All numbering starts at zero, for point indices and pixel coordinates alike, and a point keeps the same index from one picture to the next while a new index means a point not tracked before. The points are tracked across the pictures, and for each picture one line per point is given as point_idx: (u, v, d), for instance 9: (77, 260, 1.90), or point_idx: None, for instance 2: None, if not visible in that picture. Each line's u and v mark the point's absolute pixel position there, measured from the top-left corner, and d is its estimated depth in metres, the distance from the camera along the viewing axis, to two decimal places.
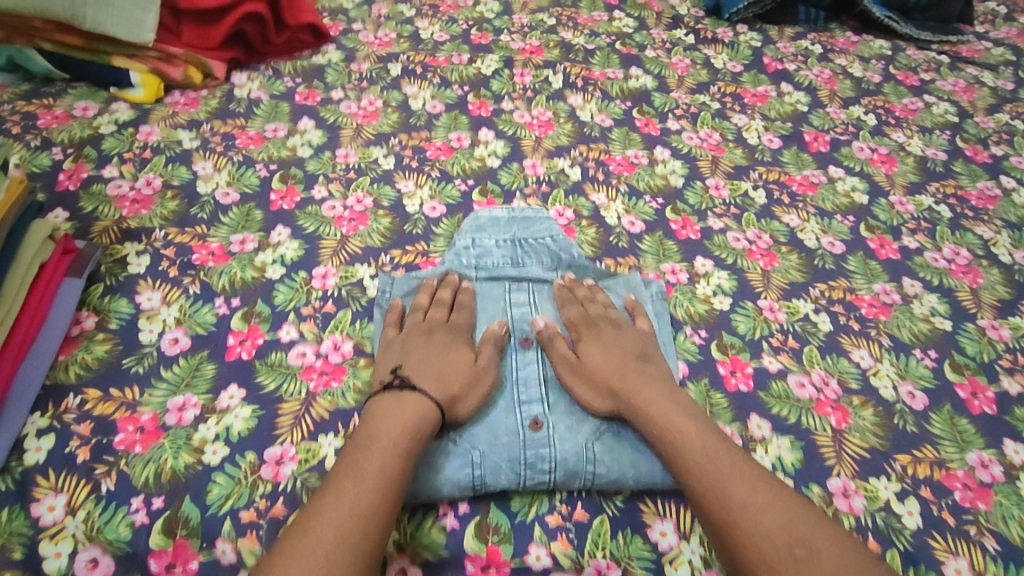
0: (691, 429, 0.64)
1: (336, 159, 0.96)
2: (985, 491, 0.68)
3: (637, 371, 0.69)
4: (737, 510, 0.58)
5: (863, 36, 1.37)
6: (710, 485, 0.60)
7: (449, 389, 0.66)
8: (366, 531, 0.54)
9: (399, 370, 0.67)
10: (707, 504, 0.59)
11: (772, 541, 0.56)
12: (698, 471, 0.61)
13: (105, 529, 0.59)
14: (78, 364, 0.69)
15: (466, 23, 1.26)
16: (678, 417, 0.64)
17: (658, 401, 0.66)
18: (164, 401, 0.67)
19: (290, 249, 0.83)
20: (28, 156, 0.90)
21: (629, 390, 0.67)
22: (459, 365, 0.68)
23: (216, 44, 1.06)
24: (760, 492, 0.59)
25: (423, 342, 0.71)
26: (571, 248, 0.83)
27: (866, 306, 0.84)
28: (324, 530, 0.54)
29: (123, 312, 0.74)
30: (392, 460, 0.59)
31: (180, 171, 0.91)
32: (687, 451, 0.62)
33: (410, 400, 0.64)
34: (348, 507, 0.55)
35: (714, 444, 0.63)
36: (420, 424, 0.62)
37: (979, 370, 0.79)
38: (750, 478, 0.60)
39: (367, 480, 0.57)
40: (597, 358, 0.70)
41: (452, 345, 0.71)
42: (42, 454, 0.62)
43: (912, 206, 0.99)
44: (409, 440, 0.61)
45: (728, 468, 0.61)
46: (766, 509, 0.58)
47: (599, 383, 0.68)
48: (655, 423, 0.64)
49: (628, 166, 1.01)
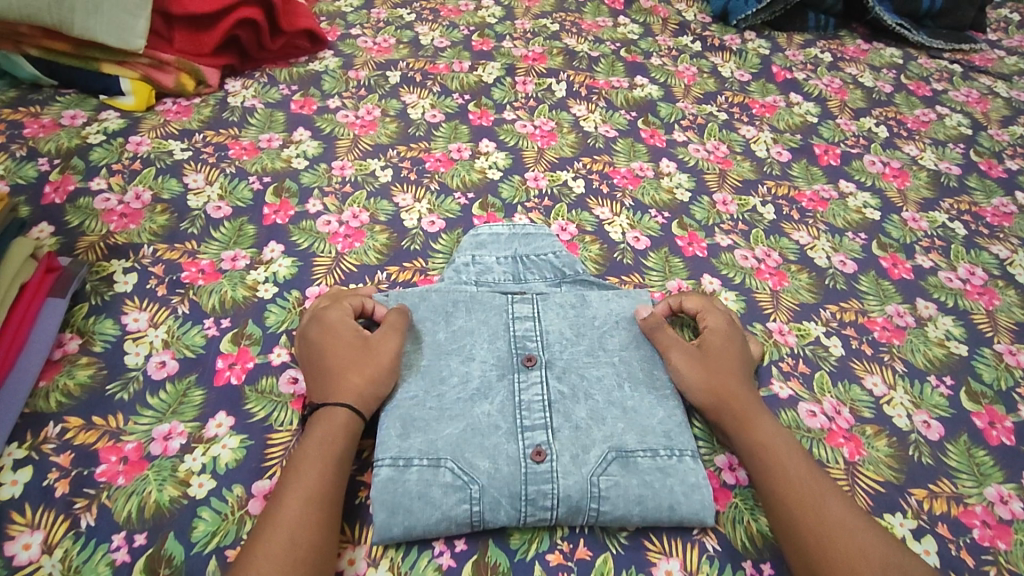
0: (792, 447, 0.64)
1: (333, 172, 0.93)
2: (1005, 529, 0.65)
3: (744, 378, 0.70)
4: (834, 524, 0.58)
5: (873, 43, 1.34)
6: (808, 499, 0.60)
7: (350, 384, 0.64)
8: (302, 540, 0.54)
9: (306, 402, 0.66)
10: (802, 516, 0.59)
11: (869, 561, 0.56)
12: (797, 483, 0.61)
13: (84, 568, 0.56)
14: (59, 391, 0.66)
15: (467, 29, 1.23)
16: (780, 432, 0.65)
17: (759, 410, 0.67)
18: (150, 429, 0.64)
19: (283, 267, 0.80)
20: (12, 167, 0.87)
21: (735, 391, 0.68)
22: (357, 363, 0.66)
23: (209, 50, 1.03)
24: (854, 514, 0.59)
25: (311, 353, 0.68)
26: (574, 264, 0.80)
27: (879, 330, 0.81)
28: (260, 554, 0.53)
29: (108, 334, 0.71)
30: (314, 470, 0.58)
31: (170, 183, 0.88)
32: (788, 466, 0.62)
33: (316, 417, 0.63)
34: (302, 480, 0.58)
35: (811, 464, 0.63)
36: (333, 430, 0.62)
37: (997, 399, 0.76)
38: (846, 501, 0.60)
39: (290, 496, 0.57)
40: (716, 353, 0.70)
41: (336, 338, 0.68)
42: (19, 487, 0.59)
43: (925, 222, 0.96)
44: (324, 447, 0.60)
45: (825, 488, 0.61)
46: (863, 531, 0.58)
47: (709, 377, 0.68)
48: (752, 430, 0.65)
49: (633, 179, 0.98)
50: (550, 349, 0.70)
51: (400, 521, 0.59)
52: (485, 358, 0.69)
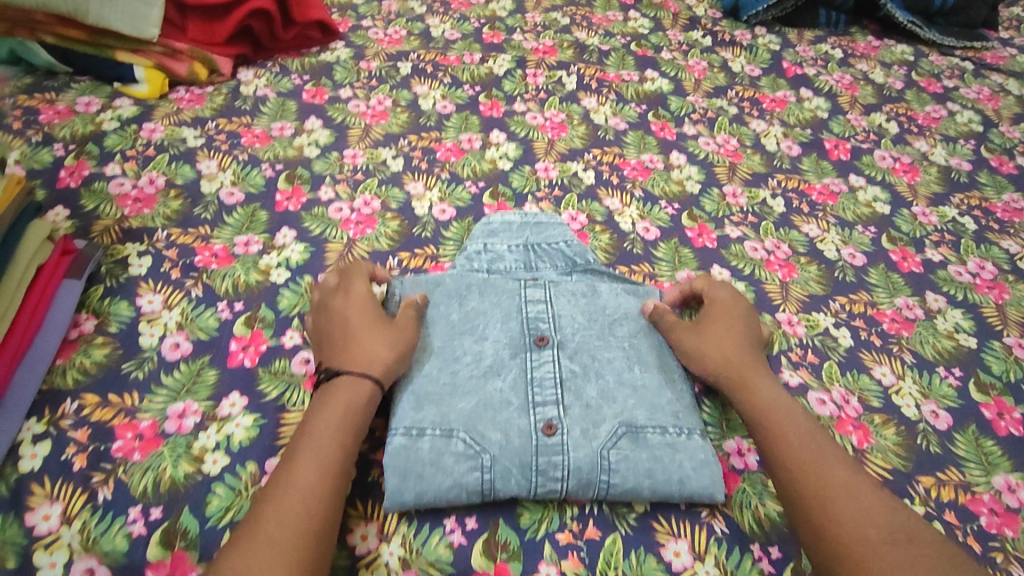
0: (798, 414, 0.64)
1: (344, 160, 0.94)
2: (1012, 517, 0.65)
3: (750, 349, 0.70)
4: (836, 487, 0.58)
5: (884, 40, 1.33)
6: (810, 463, 0.60)
7: (371, 357, 0.64)
8: (316, 511, 0.54)
9: (321, 366, 0.66)
10: (806, 482, 0.59)
11: (874, 525, 0.55)
12: (801, 450, 0.61)
13: (101, 540, 0.57)
14: (76, 369, 0.67)
15: (478, 21, 1.23)
16: (785, 399, 0.66)
17: (763, 378, 0.67)
18: (164, 407, 0.65)
19: (296, 252, 0.81)
20: (29, 152, 0.88)
21: (738, 362, 0.68)
22: (382, 337, 0.66)
23: (222, 40, 1.04)
24: (859, 480, 0.59)
25: (331, 320, 0.69)
26: (586, 254, 0.81)
27: (888, 321, 0.81)
28: (271, 520, 0.53)
29: (123, 315, 0.72)
30: (332, 443, 0.58)
31: (184, 169, 0.89)
32: (791, 431, 0.62)
33: (338, 385, 0.63)
34: (319, 452, 0.58)
35: (816, 430, 0.63)
36: (353, 401, 0.62)
37: (1006, 391, 0.76)
38: (850, 466, 0.60)
39: (307, 463, 0.57)
40: (717, 326, 0.71)
41: (361, 310, 0.69)
42: (38, 461, 0.60)
43: (935, 217, 0.96)
44: (343, 419, 0.60)
45: (831, 455, 0.61)
46: (869, 498, 0.57)
47: (710, 350, 0.69)
48: (754, 397, 0.66)
49: (643, 170, 0.98)
50: (562, 331, 0.70)
51: (411, 488, 0.60)
52: (497, 338, 0.69)
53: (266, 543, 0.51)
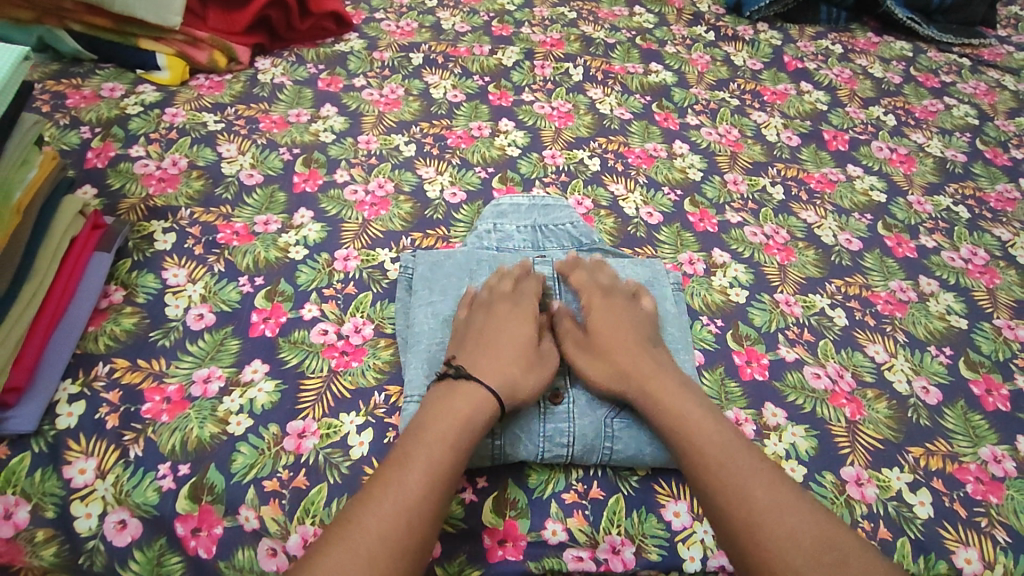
0: (711, 429, 0.61)
1: (358, 146, 0.97)
2: (997, 485, 0.69)
3: (652, 357, 0.67)
4: (757, 508, 0.56)
5: (884, 37, 1.37)
6: (728, 481, 0.58)
7: (506, 382, 0.64)
8: (413, 529, 0.53)
9: (454, 359, 0.65)
10: (729, 506, 0.57)
11: (798, 545, 0.54)
12: (720, 471, 0.58)
13: (133, 493, 0.61)
14: (107, 335, 0.70)
15: (487, 15, 1.27)
16: (695, 408, 0.62)
17: (670, 389, 0.64)
18: (190, 372, 0.69)
19: (313, 231, 0.84)
20: (57, 134, 0.91)
21: (642, 370, 0.65)
22: (518, 352, 0.67)
23: (240, 30, 1.07)
24: (782, 492, 0.57)
25: (482, 327, 0.68)
26: (591, 234, 0.84)
27: (882, 303, 0.85)
28: (368, 526, 0.52)
29: (150, 287, 0.76)
30: (439, 451, 0.57)
31: (205, 152, 0.92)
32: (705, 450, 0.60)
33: (462, 389, 0.62)
34: (423, 459, 0.56)
35: (733, 442, 0.60)
36: (473, 414, 0.60)
37: (994, 369, 0.79)
38: (770, 477, 0.58)
39: (415, 472, 0.55)
40: (609, 334, 0.69)
41: (513, 330, 0.68)
42: (73, 419, 0.64)
43: (930, 206, 0.99)
44: (460, 432, 0.59)
45: (750, 469, 0.58)
46: (793, 512, 0.55)
47: (611, 369, 0.66)
48: (667, 413, 0.63)
49: (647, 159, 1.01)
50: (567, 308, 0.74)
51: None
52: None
53: (360, 551, 0.50)
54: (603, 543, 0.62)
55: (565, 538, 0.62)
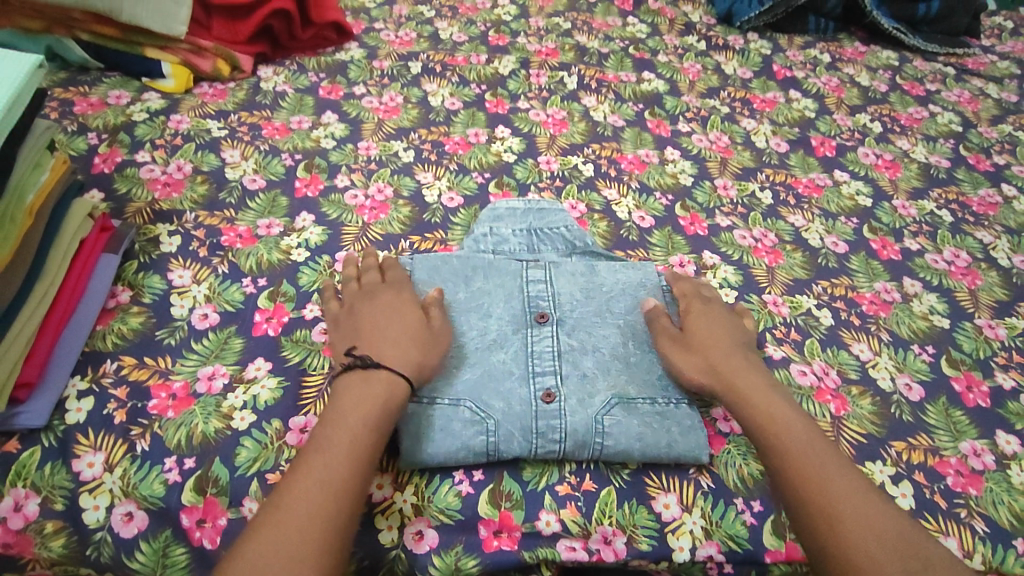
0: (797, 424, 0.64)
1: (359, 152, 1.00)
2: (977, 478, 0.71)
3: (744, 353, 0.71)
4: (839, 500, 0.57)
5: (871, 46, 1.40)
6: (811, 473, 0.60)
7: (413, 354, 0.66)
8: (341, 504, 0.54)
9: (353, 350, 0.66)
10: (805, 486, 0.59)
11: (877, 541, 0.55)
12: (803, 458, 0.61)
13: (140, 485, 0.63)
14: (114, 334, 0.73)
15: (484, 25, 1.30)
16: (783, 407, 0.65)
17: (760, 387, 0.67)
18: (195, 370, 0.71)
19: (314, 234, 0.87)
20: (65, 140, 0.94)
21: (734, 366, 0.68)
22: (414, 326, 0.68)
23: (244, 39, 1.10)
24: (857, 482, 0.59)
25: (367, 311, 0.70)
26: (584, 237, 0.86)
27: (867, 303, 0.87)
28: (297, 509, 0.53)
29: (156, 287, 0.78)
30: (355, 431, 0.59)
31: (209, 158, 0.95)
32: (792, 443, 0.62)
33: (367, 377, 0.63)
34: (343, 440, 0.58)
35: (816, 439, 0.63)
36: (388, 394, 0.62)
37: (975, 366, 0.82)
38: (851, 477, 0.60)
39: (336, 454, 0.57)
40: (706, 331, 0.72)
41: (402, 305, 0.71)
42: (82, 414, 0.66)
43: (914, 210, 1.02)
44: (378, 412, 0.61)
45: (831, 460, 0.61)
46: (870, 508, 0.57)
47: (703, 356, 0.69)
48: (757, 408, 0.65)
49: (639, 164, 1.04)
50: (561, 308, 0.76)
51: (424, 447, 0.66)
52: (501, 316, 0.75)
53: (291, 531, 0.52)
54: (595, 534, 0.65)
55: (558, 528, 0.64)
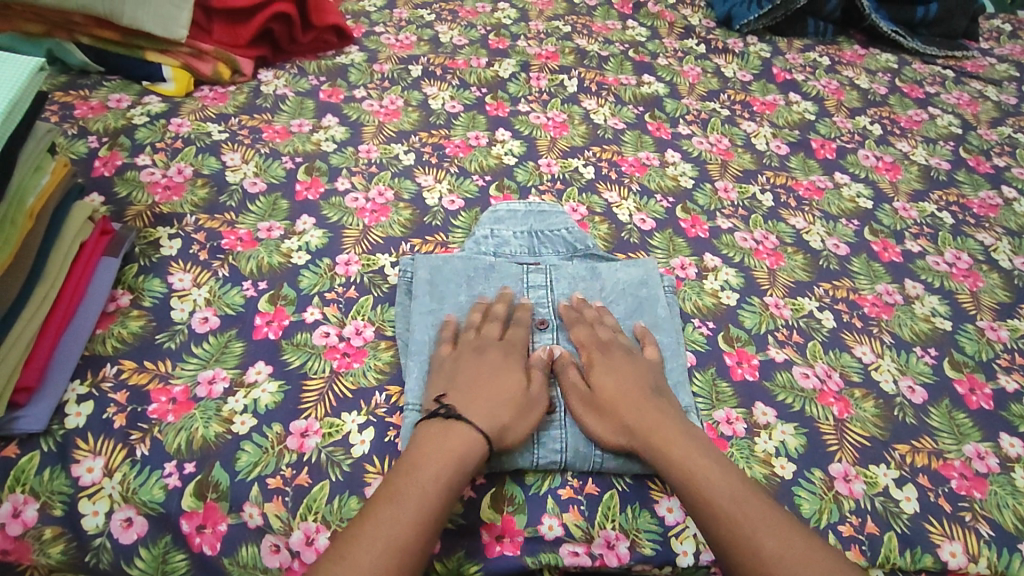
0: (718, 477, 0.61)
1: (359, 154, 1.00)
2: (981, 481, 0.71)
3: (654, 400, 0.67)
4: (772, 562, 0.55)
5: (870, 49, 1.41)
6: (740, 535, 0.57)
7: (500, 419, 0.64)
8: (404, 561, 0.53)
9: (444, 397, 0.65)
10: (741, 558, 0.56)
11: None
12: (731, 526, 0.57)
13: (140, 490, 0.62)
14: (114, 338, 0.72)
15: (484, 29, 1.30)
16: (702, 461, 0.62)
17: (676, 441, 0.64)
18: (195, 374, 0.70)
19: (315, 237, 0.86)
20: (65, 143, 0.94)
21: (646, 423, 0.65)
22: (510, 391, 0.66)
23: (245, 42, 1.10)
24: (796, 539, 0.56)
25: (473, 363, 0.69)
26: (586, 240, 0.86)
27: (868, 305, 0.87)
28: (360, 560, 0.52)
29: (156, 291, 0.77)
30: (425, 485, 0.58)
31: (210, 161, 0.95)
32: (717, 502, 0.59)
33: (452, 434, 0.62)
34: (415, 495, 0.57)
35: (741, 489, 0.60)
36: (465, 455, 0.61)
37: (978, 368, 0.82)
38: (783, 527, 0.57)
39: (406, 509, 0.56)
40: (609, 385, 0.68)
41: (507, 366, 0.69)
42: (82, 419, 0.66)
43: (915, 212, 1.02)
44: (452, 470, 0.59)
45: (762, 517, 0.58)
46: (806, 563, 0.55)
47: (614, 416, 0.67)
48: (676, 468, 0.62)
49: (640, 167, 1.04)
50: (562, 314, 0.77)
51: None
52: None
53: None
54: (598, 537, 0.64)
55: (561, 533, 0.64)
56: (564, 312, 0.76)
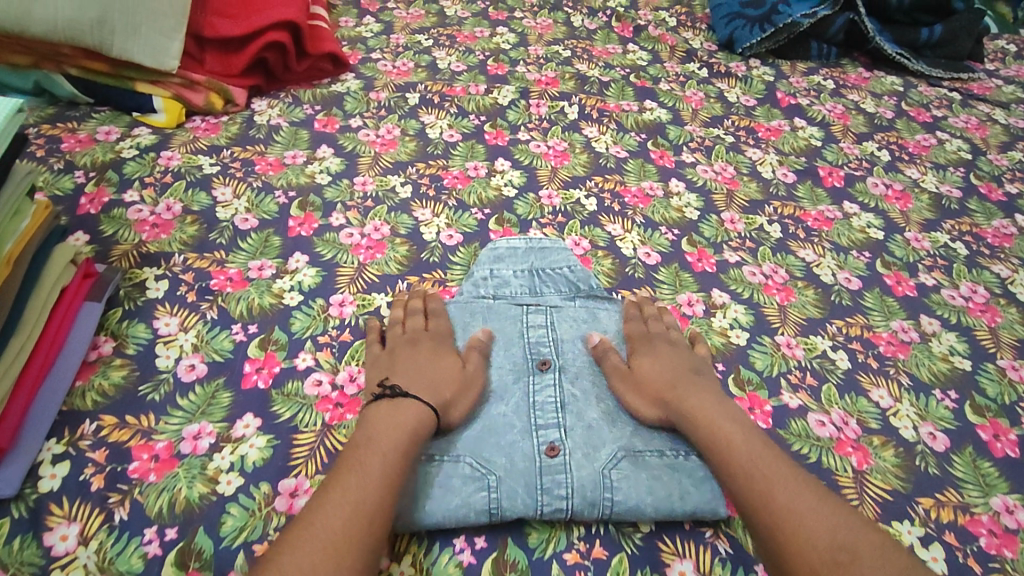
0: (739, 437, 0.63)
1: (354, 187, 0.97)
2: (1011, 538, 0.67)
3: (691, 376, 0.70)
4: (781, 511, 0.57)
5: (874, 72, 1.38)
6: (756, 486, 0.59)
7: (443, 393, 0.66)
8: (372, 525, 0.55)
9: (387, 381, 0.67)
10: (754, 507, 0.58)
11: (817, 546, 0.55)
12: (746, 479, 0.60)
13: (117, 560, 0.58)
14: (95, 391, 0.69)
15: (482, 54, 1.28)
16: (728, 425, 0.64)
17: (707, 409, 0.66)
18: (180, 429, 0.67)
19: (308, 276, 0.83)
20: (51, 179, 0.91)
21: (681, 394, 0.68)
22: (448, 370, 0.69)
23: (237, 71, 1.08)
24: (806, 495, 0.59)
25: (407, 351, 0.71)
26: (589, 279, 0.83)
27: (884, 344, 0.84)
28: (330, 525, 0.53)
29: (140, 337, 0.74)
30: (380, 452, 0.59)
31: (200, 196, 0.92)
32: (736, 460, 0.61)
33: (400, 409, 0.63)
34: (373, 462, 0.58)
35: (761, 450, 0.62)
36: (418, 426, 0.62)
37: (1001, 413, 0.78)
38: (795, 482, 0.59)
39: (364, 479, 0.57)
40: (650, 363, 0.71)
41: (440, 350, 0.71)
42: (57, 481, 0.62)
43: (927, 242, 0.99)
44: (408, 440, 0.61)
45: (777, 473, 0.60)
46: (814, 515, 0.57)
47: (648, 390, 0.69)
48: (703, 429, 0.64)
49: (643, 197, 1.01)
50: (564, 355, 0.74)
51: (421, 507, 0.61)
52: (501, 363, 0.73)
53: (326, 548, 0.52)
54: None
55: None
56: (625, 309, 0.80)
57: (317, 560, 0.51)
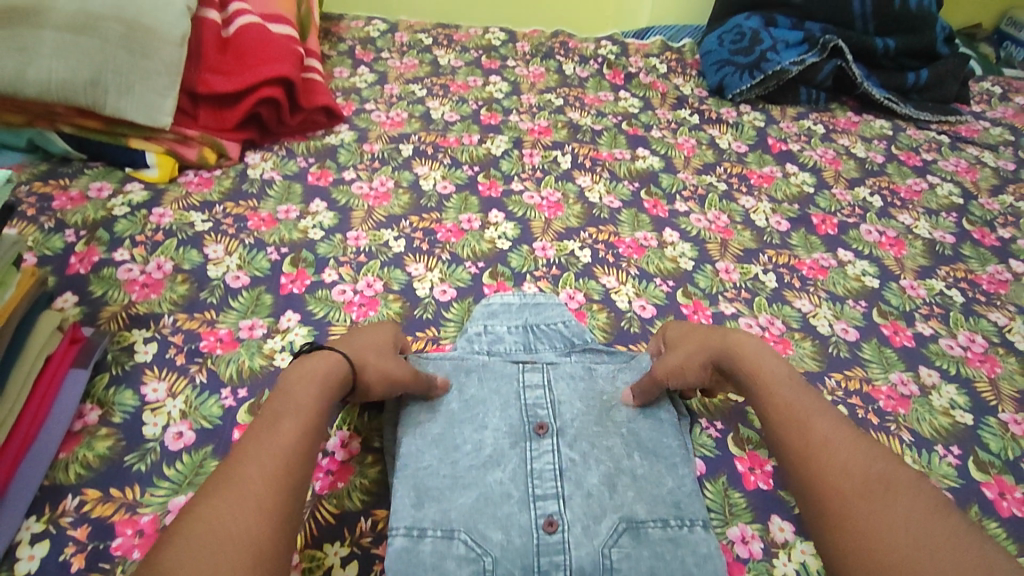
0: (783, 378, 0.66)
1: (347, 242, 0.96)
2: None
3: (721, 335, 0.73)
4: (816, 442, 0.58)
5: (863, 116, 1.40)
6: (794, 420, 0.62)
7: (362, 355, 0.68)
8: (295, 469, 0.54)
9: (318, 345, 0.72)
10: (791, 440, 0.60)
11: (849, 476, 0.54)
12: (785, 413, 0.63)
13: None
14: (78, 463, 0.67)
15: (476, 103, 1.30)
16: (772, 366, 0.68)
17: (751, 351, 0.70)
18: (165, 501, 0.65)
19: (300, 335, 0.82)
20: (41, 239, 0.90)
21: (727, 339, 0.72)
22: (376, 342, 0.72)
23: (231, 125, 1.08)
24: (844, 434, 0.59)
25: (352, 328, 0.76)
26: (583, 334, 0.83)
27: (884, 399, 0.82)
28: (250, 477, 0.51)
29: (127, 404, 0.73)
30: (298, 399, 0.59)
31: (191, 254, 0.91)
32: (778, 399, 0.64)
33: (310, 358, 0.64)
34: (292, 411, 0.58)
35: (803, 392, 0.65)
36: (329, 372, 0.63)
37: (1006, 469, 0.77)
38: (835, 421, 0.61)
39: (285, 427, 0.57)
40: (695, 327, 0.77)
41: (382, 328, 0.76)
42: (35, 562, 0.60)
43: (923, 290, 0.99)
44: (322, 385, 0.62)
45: (816, 412, 0.62)
46: (850, 449, 0.57)
47: (695, 340, 0.74)
48: (748, 369, 0.68)
49: (637, 248, 1.01)
50: (562, 416, 0.71)
51: None
52: (497, 426, 0.70)
53: (244, 495, 0.50)
54: None
55: None
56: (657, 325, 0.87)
57: (234, 503, 0.49)
